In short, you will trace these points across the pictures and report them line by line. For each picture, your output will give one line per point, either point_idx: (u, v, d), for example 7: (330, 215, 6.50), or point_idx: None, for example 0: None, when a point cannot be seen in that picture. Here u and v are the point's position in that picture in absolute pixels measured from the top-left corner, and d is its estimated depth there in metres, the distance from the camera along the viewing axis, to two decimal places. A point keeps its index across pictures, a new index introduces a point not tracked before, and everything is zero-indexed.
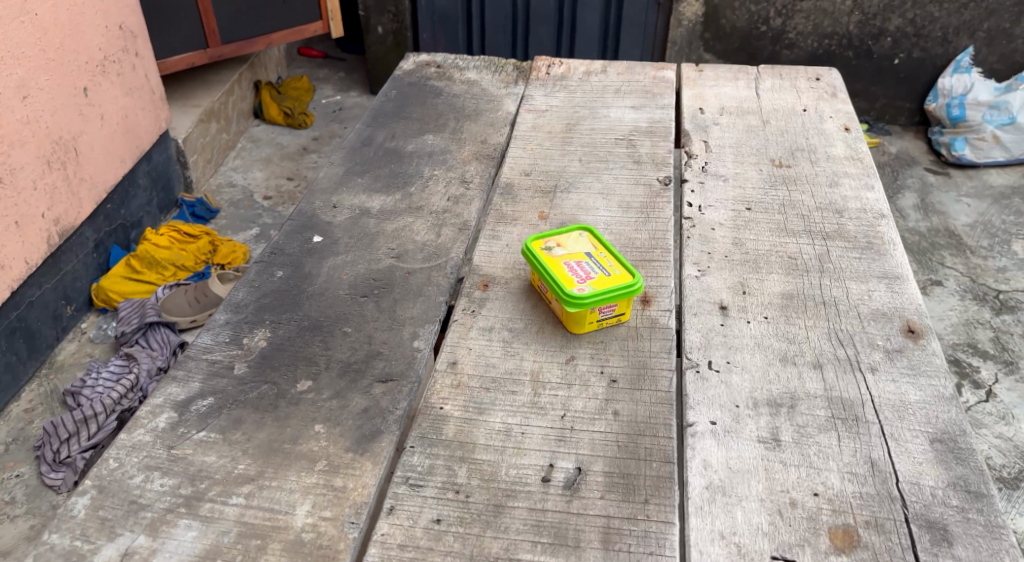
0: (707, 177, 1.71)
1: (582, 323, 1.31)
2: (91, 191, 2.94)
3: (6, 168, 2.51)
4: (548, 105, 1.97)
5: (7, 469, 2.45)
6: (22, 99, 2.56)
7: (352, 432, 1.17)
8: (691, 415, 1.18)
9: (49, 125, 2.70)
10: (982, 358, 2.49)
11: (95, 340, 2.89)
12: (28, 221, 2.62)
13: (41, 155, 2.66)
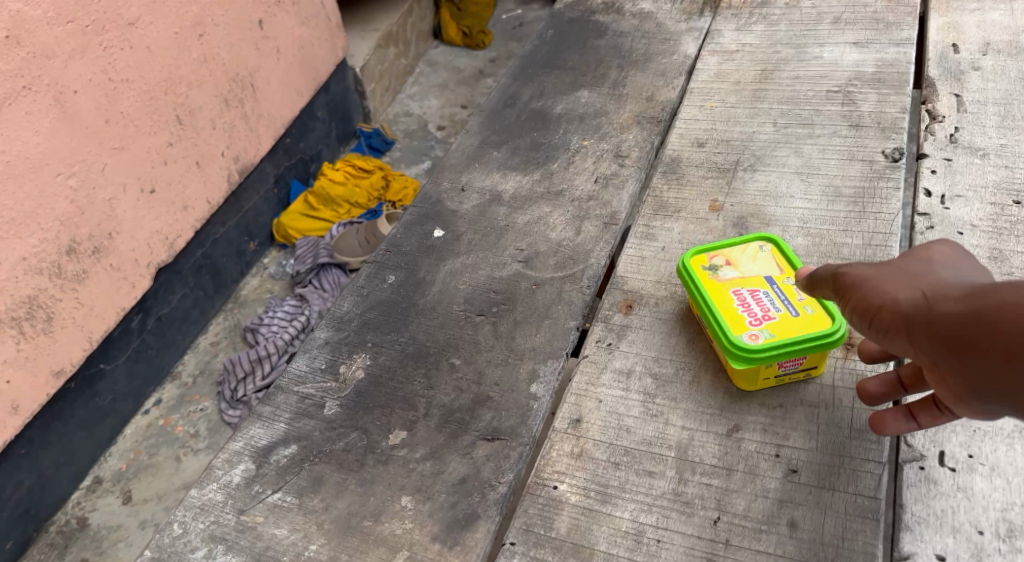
0: (959, 149, 1.24)
1: (755, 379, 0.96)
2: (272, 129, 2.32)
3: (189, 106, 1.96)
4: (739, 44, 1.55)
5: (190, 403, 2.03)
6: (197, 31, 1.94)
7: (445, 513, 0.93)
8: (908, 542, 0.86)
9: (216, 51, 2.03)
10: None
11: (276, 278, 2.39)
12: (207, 161, 2.05)
13: (216, 94, 2.05)
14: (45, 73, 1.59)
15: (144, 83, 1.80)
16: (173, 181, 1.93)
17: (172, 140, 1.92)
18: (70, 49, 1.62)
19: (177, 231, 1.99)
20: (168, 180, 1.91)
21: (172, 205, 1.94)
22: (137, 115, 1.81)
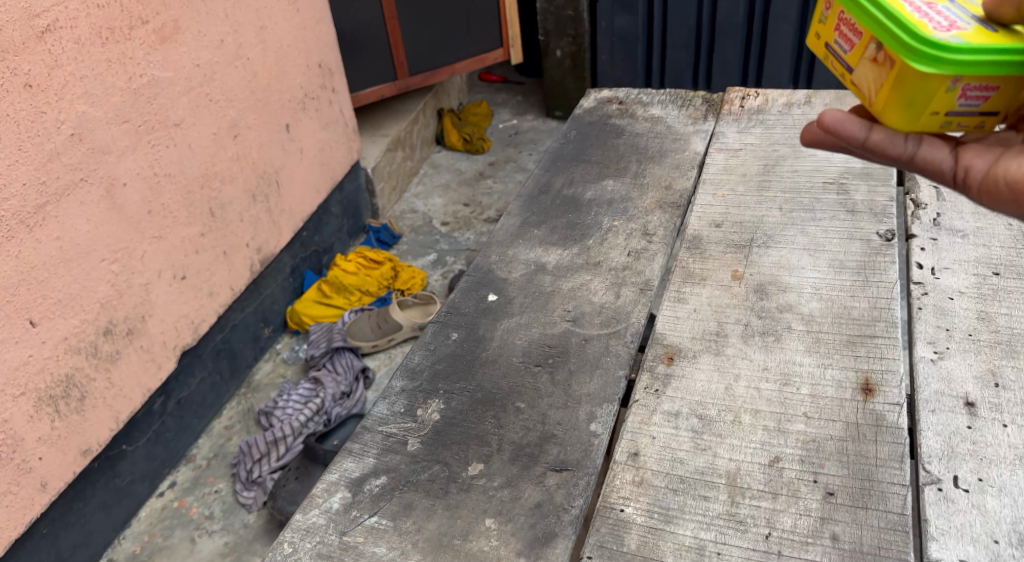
0: (941, 230, 1.43)
1: (927, 108, 0.91)
2: (288, 220, 2.83)
3: (218, 205, 2.37)
4: (742, 143, 1.77)
5: (204, 485, 2.31)
6: (235, 137, 2.43)
7: (524, 532, 1.05)
8: (935, 549, 0.97)
9: (255, 158, 2.58)
10: None
11: (289, 361, 2.81)
12: (235, 251, 2.48)
13: (249, 191, 2.53)
14: (100, 167, 1.88)
15: (184, 179, 2.19)
16: (204, 269, 2.31)
17: (203, 234, 2.32)
18: (121, 148, 1.94)
19: (204, 314, 2.35)
20: (198, 268, 2.28)
21: (200, 291, 2.30)
22: (175, 206, 2.17)
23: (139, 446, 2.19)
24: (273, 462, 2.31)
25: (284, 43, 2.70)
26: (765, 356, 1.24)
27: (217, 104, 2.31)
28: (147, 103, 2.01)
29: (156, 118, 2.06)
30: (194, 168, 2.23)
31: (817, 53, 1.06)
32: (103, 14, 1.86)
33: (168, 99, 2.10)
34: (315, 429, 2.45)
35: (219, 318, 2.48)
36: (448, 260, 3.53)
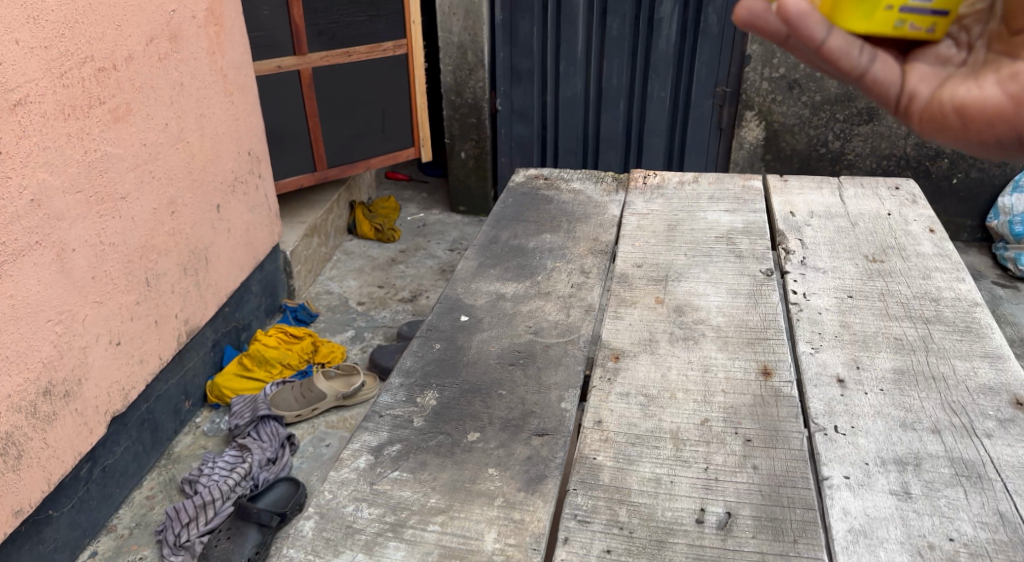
0: (808, 269, 1.87)
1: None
2: (215, 295, 3.11)
3: (154, 275, 2.67)
4: (649, 209, 2.19)
5: (128, 553, 2.45)
6: (172, 213, 2.78)
7: (520, 475, 1.34)
8: (826, 469, 1.28)
9: (190, 235, 2.91)
10: None
11: (209, 433, 2.96)
12: (165, 321, 2.74)
13: (180, 264, 2.84)
14: (53, 232, 2.18)
15: (125, 249, 2.50)
16: (136, 336, 2.56)
17: (138, 301, 2.59)
18: (74, 215, 2.25)
19: (132, 381, 2.57)
20: (132, 333, 2.55)
21: (132, 359, 2.54)
22: (116, 273, 2.46)
23: (62, 513, 2.33)
24: (200, 526, 2.48)
25: (218, 134, 3.10)
26: (689, 353, 1.60)
27: (159, 183, 2.67)
28: (100, 176, 2.36)
29: (104, 192, 2.39)
30: (133, 240, 2.55)
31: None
32: (67, 93, 2.23)
33: (118, 175, 2.45)
34: (241, 492, 2.63)
35: (147, 384, 2.69)
36: (366, 334, 3.71)
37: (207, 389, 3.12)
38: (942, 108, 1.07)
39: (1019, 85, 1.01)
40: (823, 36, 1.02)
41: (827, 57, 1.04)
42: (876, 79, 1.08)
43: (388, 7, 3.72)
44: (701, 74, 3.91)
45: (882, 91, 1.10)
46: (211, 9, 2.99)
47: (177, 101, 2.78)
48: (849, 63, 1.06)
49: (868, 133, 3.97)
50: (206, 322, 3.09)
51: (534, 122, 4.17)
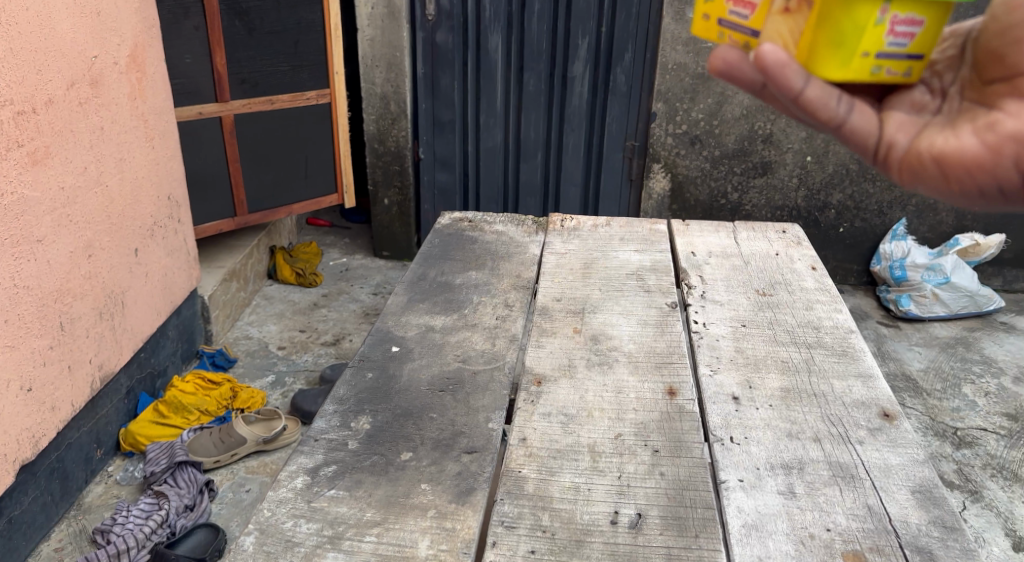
0: (707, 302, 2.07)
1: (859, 48, 1.04)
2: (131, 340, 3.10)
3: (68, 318, 2.67)
4: (567, 248, 2.37)
5: None
6: (89, 257, 2.80)
7: (451, 489, 1.44)
8: (723, 474, 1.44)
9: (107, 279, 2.92)
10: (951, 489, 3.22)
11: (122, 482, 2.94)
12: (79, 366, 2.74)
13: (96, 307, 2.84)
14: None
15: (40, 292, 2.52)
16: (47, 382, 2.55)
17: (52, 345, 2.59)
18: None
19: (44, 427, 2.56)
20: (43, 379, 2.54)
21: (42, 404, 2.52)
22: (29, 317, 2.47)
23: None
24: None
25: (139, 178, 3.13)
26: (604, 377, 1.75)
27: (77, 227, 2.70)
28: (15, 218, 2.38)
29: (20, 235, 2.42)
30: (48, 283, 2.57)
31: (713, 33, 1.19)
32: None
33: (33, 219, 2.48)
34: (159, 539, 2.63)
35: (58, 432, 2.67)
36: (287, 380, 3.72)
37: (120, 437, 3.09)
38: (921, 157, 1.09)
39: (997, 135, 1.04)
40: (801, 86, 1.04)
41: (805, 106, 1.06)
42: (854, 128, 1.10)
43: (311, 58, 3.84)
44: (613, 128, 4.18)
45: (860, 140, 1.12)
46: (133, 58, 3.05)
47: (97, 146, 2.82)
48: (827, 112, 1.08)
49: (763, 186, 4.31)
50: (121, 367, 3.08)
51: (456, 170, 4.34)
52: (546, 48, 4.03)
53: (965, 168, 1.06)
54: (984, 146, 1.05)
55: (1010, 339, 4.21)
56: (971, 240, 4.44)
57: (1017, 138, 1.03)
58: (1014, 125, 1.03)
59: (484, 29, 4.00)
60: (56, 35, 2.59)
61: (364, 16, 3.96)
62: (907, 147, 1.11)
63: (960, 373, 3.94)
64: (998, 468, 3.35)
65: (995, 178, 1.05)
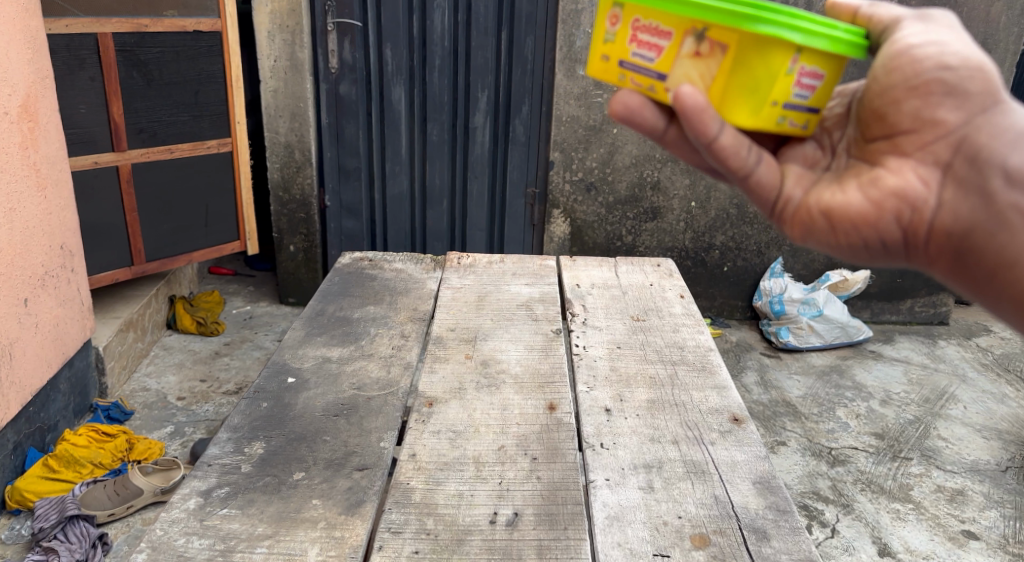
0: (588, 328, 2.24)
1: (769, 97, 1.12)
2: (19, 393, 3.06)
3: None
4: (462, 283, 2.51)
5: None
6: None
7: (341, 502, 1.51)
8: (592, 474, 1.61)
9: None
10: (825, 503, 3.48)
11: (8, 540, 2.88)
12: None
13: None
14: None
15: None
16: None
17: None
18: None
19: None
20: None
21: None
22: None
23: None
24: None
25: (29, 228, 3.13)
26: (491, 397, 1.89)
27: None
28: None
29: None
30: None
31: (612, 74, 1.21)
32: None
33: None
34: None
35: None
36: (186, 430, 3.70)
37: (6, 495, 3.03)
38: (812, 213, 1.13)
39: (879, 191, 1.09)
40: (715, 132, 1.10)
41: (716, 153, 1.11)
42: (756, 181, 1.15)
43: (213, 108, 3.91)
44: (514, 175, 4.40)
45: (756, 193, 1.16)
46: (25, 107, 3.07)
47: None
48: (734, 161, 1.13)
49: (654, 229, 4.61)
50: (8, 421, 3.02)
51: (363, 217, 4.44)
52: (448, 100, 4.23)
53: (852, 223, 1.09)
54: (868, 203, 1.09)
55: (878, 366, 4.58)
56: (840, 276, 4.84)
57: (897, 194, 1.08)
58: (894, 181, 1.08)
59: (388, 82, 4.17)
60: None
61: (268, 67, 4.08)
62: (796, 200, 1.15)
63: (835, 398, 4.26)
64: (868, 483, 3.63)
65: (878, 232, 1.09)
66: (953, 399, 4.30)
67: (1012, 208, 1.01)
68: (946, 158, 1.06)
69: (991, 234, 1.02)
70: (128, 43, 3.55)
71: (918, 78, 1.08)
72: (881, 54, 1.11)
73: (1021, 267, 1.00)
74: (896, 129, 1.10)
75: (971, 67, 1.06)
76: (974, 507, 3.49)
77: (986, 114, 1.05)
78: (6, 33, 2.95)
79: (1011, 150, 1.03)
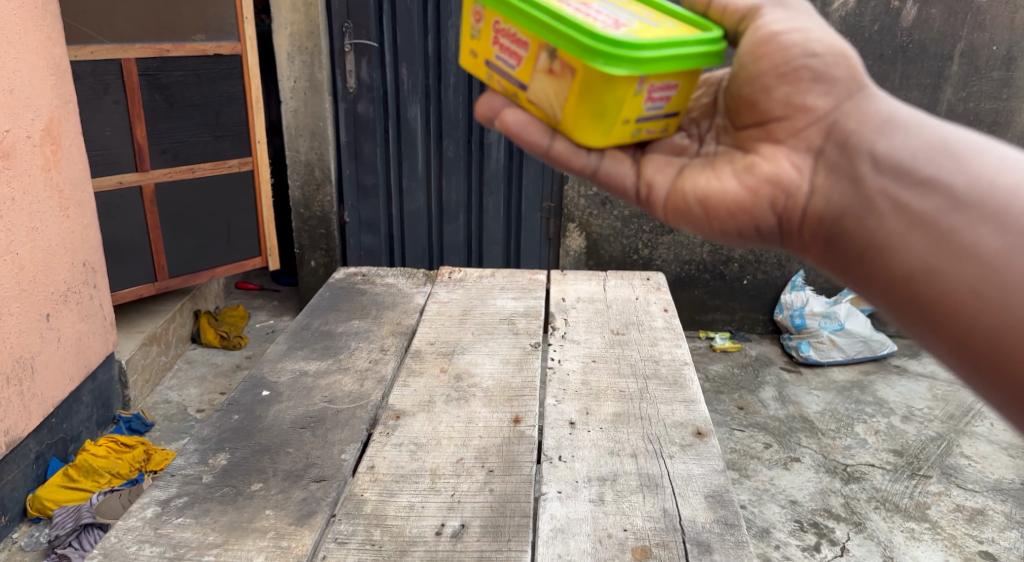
0: (566, 342, 2.25)
1: (619, 116, 1.25)
2: (41, 405, 3.17)
3: None
4: (449, 297, 2.54)
5: None
6: None
7: (293, 513, 1.55)
8: (544, 486, 1.62)
9: (15, 344, 3.00)
10: (836, 521, 3.37)
11: (26, 547, 3.01)
12: None
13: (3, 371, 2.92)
14: None
15: None
16: None
17: None
18: None
19: None
20: None
21: None
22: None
23: None
24: None
25: (51, 246, 3.23)
26: (459, 409, 1.91)
27: None
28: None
29: None
30: None
31: (480, 69, 1.36)
32: None
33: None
34: None
35: None
36: None
37: (26, 503, 3.14)
38: (689, 198, 1.27)
39: (751, 177, 1.22)
40: (546, 143, 1.31)
41: (554, 158, 1.32)
42: (609, 175, 1.34)
43: (233, 129, 4.00)
44: (528, 190, 4.44)
45: (621, 181, 1.34)
46: (48, 131, 3.18)
47: (7, 217, 2.93)
48: (577, 162, 1.32)
49: (670, 242, 4.63)
50: (29, 432, 3.12)
51: (381, 232, 4.50)
52: (462, 117, 4.28)
53: (726, 208, 1.23)
54: (743, 188, 1.22)
55: (901, 381, 4.48)
56: None
57: (771, 180, 1.20)
58: (768, 168, 1.21)
59: (404, 100, 4.22)
60: None
61: (288, 88, 4.16)
62: (676, 188, 1.30)
63: (854, 414, 4.16)
64: (882, 501, 3.52)
65: (754, 216, 1.22)
66: (979, 415, 4.18)
67: (874, 190, 1.07)
68: (815, 144, 1.18)
69: (859, 217, 1.08)
70: (151, 68, 3.65)
71: (786, 66, 1.22)
72: (748, 40, 1.26)
73: (885, 250, 1.04)
74: (769, 116, 1.23)
75: (835, 53, 1.19)
76: (993, 528, 3.37)
77: (852, 99, 1.16)
78: (30, 61, 3.05)
79: (879, 136, 1.10)
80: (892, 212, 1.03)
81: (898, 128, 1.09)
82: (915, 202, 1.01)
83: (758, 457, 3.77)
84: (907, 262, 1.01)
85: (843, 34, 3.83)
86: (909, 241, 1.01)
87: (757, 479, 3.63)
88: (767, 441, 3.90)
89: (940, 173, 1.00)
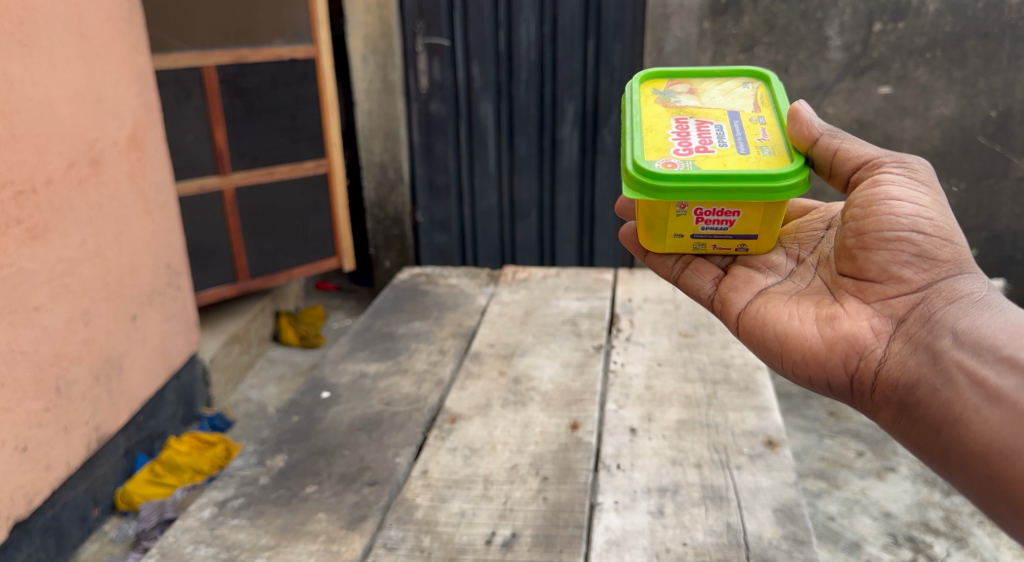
0: (630, 345, 2.17)
1: (670, 231, 1.49)
2: (129, 402, 3.07)
3: (64, 382, 2.68)
4: (512, 298, 2.50)
5: None
6: (85, 323, 2.80)
7: (345, 516, 1.53)
8: (600, 496, 1.55)
9: (105, 345, 2.91)
10: (935, 535, 2.99)
11: (116, 540, 2.94)
12: (75, 428, 2.73)
13: (93, 371, 2.83)
14: None
15: (36, 357, 2.54)
16: (40, 443, 2.55)
17: (47, 408, 2.60)
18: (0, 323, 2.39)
19: (37, 486, 2.56)
20: (35, 441, 2.53)
21: (37, 463, 2.54)
22: (25, 381, 2.49)
23: None
24: None
25: (137, 249, 3.15)
26: (516, 414, 1.86)
27: (73, 296, 2.73)
28: (13, 290, 2.44)
29: (17, 304, 2.47)
30: (44, 349, 2.58)
31: None
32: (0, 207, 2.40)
33: (31, 287, 2.53)
34: None
35: (52, 492, 2.68)
36: None
37: (116, 497, 3.06)
38: (766, 335, 1.42)
39: (829, 329, 1.35)
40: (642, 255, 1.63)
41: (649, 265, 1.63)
42: (687, 284, 1.58)
43: (309, 132, 3.99)
44: (604, 186, 4.24)
45: (697, 293, 1.56)
46: (132, 138, 3.13)
47: (95, 220, 2.86)
48: (665, 269, 1.61)
49: None
50: (118, 430, 3.05)
51: (453, 232, 4.45)
52: (535, 113, 4.13)
53: (804, 357, 1.36)
54: (820, 340, 1.35)
55: None
56: None
57: (849, 337, 1.32)
58: (848, 325, 1.33)
59: (476, 98, 4.12)
60: (57, 117, 2.67)
61: (361, 90, 4.17)
62: (751, 320, 1.45)
63: None
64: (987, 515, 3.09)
65: (830, 369, 1.34)
66: None
67: (954, 364, 1.18)
68: (899, 311, 1.31)
69: (937, 389, 1.19)
70: (230, 74, 3.67)
71: (889, 231, 1.34)
72: (858, 195, 1.40)
73: (963, 423, 1.13)
74: (863, 274, 1.37)
75: (940, 236, 1.33)
76: None
77: (945, 276, 1.30)
78: (117, 68, 3.02)
79: (963, 316, 1.22)
80: (973, 388, 1.14)
81: (983, 310, 1.22)
82: (994, 379, 1.12)
83: (848, 466, 3.38)
84: (985, 440, 1.10)
85: (943, 13, 3.61)
86: (987, 415, 1.11)
87: (848, 488, 3.24)
88: (860, 449, 3.49)
89: (1019, 356, 1.12)
